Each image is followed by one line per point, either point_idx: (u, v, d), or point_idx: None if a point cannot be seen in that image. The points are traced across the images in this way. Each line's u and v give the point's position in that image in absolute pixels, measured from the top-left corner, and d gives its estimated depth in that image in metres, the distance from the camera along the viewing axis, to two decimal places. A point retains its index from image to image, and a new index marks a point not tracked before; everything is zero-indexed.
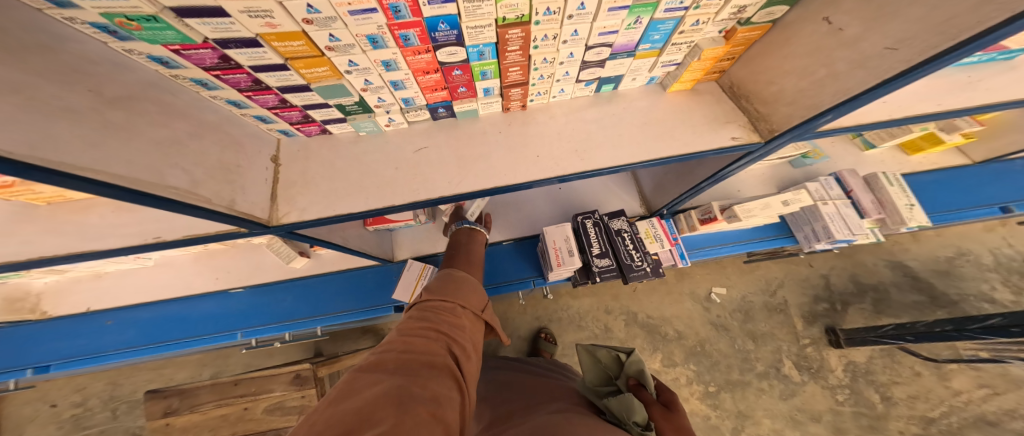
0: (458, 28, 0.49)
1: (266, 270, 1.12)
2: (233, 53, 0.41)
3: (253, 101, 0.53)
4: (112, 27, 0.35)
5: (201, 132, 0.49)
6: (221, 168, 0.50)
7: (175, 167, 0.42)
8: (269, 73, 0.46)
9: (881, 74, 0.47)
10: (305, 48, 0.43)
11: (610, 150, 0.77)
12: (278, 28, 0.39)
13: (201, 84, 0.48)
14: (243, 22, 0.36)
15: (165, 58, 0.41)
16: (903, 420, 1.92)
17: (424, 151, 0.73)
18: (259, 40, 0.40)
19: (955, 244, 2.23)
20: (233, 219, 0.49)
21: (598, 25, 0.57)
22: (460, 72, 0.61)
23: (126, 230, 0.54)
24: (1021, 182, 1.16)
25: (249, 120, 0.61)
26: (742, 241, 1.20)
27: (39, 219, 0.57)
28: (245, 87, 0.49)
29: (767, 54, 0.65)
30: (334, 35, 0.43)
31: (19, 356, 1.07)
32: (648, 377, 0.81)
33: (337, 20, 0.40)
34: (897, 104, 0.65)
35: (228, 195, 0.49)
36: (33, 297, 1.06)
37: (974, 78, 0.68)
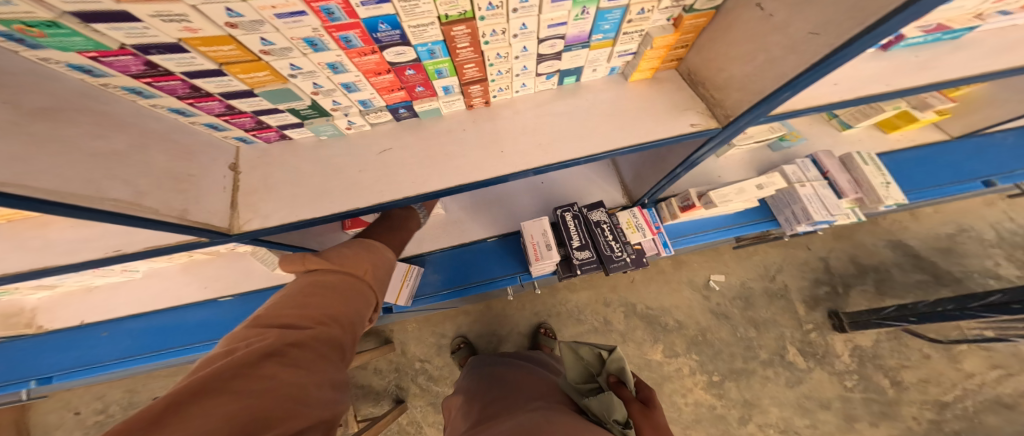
0: (399, 28, 0.49)
1: (252, 277, 1.15)
2: (158, 59, 0.42)
3: (196, 108, 0.55)
4: (17, 36, 0.35)
5: (142, 141, 0.51)
6: (169, 177, 0.53)
7: (115, 180, 0.44)
8: (205, 79, 0.48)
9: (809, 59, 0.47)
10: (237, 52, 0.43)
11: (575, 142, 0.77)
12: (200, 32, 0.38)
13: (134, 91, 0.49)
14: (157, 27, 0.35)
15: (87, 66, 0.42)
16: (916, 405, 1.88)
17: (389, 152, 0.75)
18: (182, 45, 0.40)
19: (954, 220, 2.16)
20: (184, 228, 0.52)
21: (546, 17, 0.57)
22: (414, 72, 0.62)
23: (96, 244, 0.58)
24: (995, 158, 1.16)
25: (200, 128, 0.63)
26: (725, 227, 1.18)
27: (17, 236, 0.60)
28: (183, 94, 0.50)
29: (715, 40, 0.65)
30: (267, 39, 0.42)
31: (22, 368, 1.12)
32: (628, 375, 0.81)
33: (265, 23, 0.39)
34: (847, 87, 0.64)
35: (178, 205, 0.52)
36: (28, 312, 1.13)
37: (923, 58, 0.69)
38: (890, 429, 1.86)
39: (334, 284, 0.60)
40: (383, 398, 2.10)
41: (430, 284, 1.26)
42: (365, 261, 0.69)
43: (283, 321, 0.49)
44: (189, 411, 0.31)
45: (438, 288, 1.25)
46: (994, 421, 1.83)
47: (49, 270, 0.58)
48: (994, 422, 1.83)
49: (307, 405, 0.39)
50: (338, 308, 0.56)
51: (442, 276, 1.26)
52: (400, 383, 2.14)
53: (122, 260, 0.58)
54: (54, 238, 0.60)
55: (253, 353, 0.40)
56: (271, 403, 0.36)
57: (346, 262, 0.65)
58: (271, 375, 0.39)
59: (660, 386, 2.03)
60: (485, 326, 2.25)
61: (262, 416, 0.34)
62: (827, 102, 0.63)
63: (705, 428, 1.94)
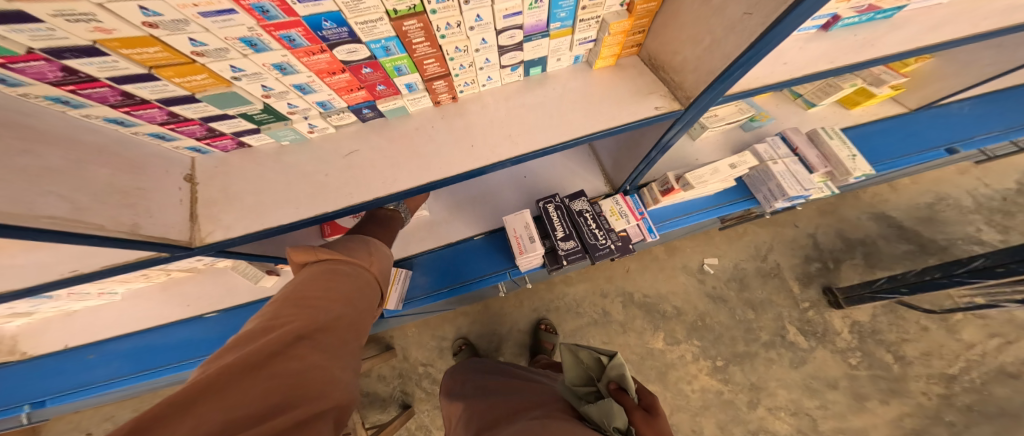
0: (346, 25, 0.49)
1: (236, 292, 1.15)
2: (77, 64, 0.39)
3: (135, 116, 0.52)
4: None
5: (78, 155, 0.47)
6: (115, 191, 0.50)
7: (52, 196, 0.41)
8: (136, 85, 0.46)
9: (750, 36, 0.52)
10: (165, 54, 0.42)
11: (546, 132, 0.77)
12: (116, 33, 0.37)
13: (61, 102, 0.46)
14: (64, 28, 0.34)
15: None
16: (923, 380, 1.87)
17: (355, 154, 0.75)
18: (99, 47, 0.38)
19: (931, 190, 2.22)
20: (136, 244, 0.49)
21: (499, 8, 0.57)
22: (371, 70, 0.62)
23: (50, 267, 0.56)
24: (904, 137, 1.37)
25: (147, 139, 0.61)
26: (706, 208, 1.25)
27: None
28: (115, 101, 0.48)
29: (668, 24, 0.69)
30: (196, 39, 0.42)
31: (13, 394, 1.12)
32: (629, 381, 0.79)
33: (189, 23, 0.39)
34: (796, 64, 0.76)
35: (128, 220, 0.50)
36: (9, 339, 1.13)
37: (862, 37, 0.80)
38: (901, 406, 1.84)
39: (351, 274, 0.68)
40: (389, 404, 2.10)
41: (420, 286, 1.25)
42: (365, 254, 0.76)
43: (296, 307, 0.54)
44: (230, 390, 0.37)
45: (429, 290, 1.24)
46: (1003, 392, 1.81)
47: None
48: (1003, 393, 1.81)
49: (331, 384, 0.46)
50: (355, 296, 0.64)
51: (431, 277, 1.26)
52: (405, 388, 2.14)
53: (81, 281, 0.57)
54: None
55: (287, 335, 0.48)
56: (300, 383, 0.43)
57: (348, 250, 0.73)
58: (303, 355, 0.47)
59: (665, 374, 2.02)
60: (484, 326, 2.25)
61: (294, 393, 0.41)
62: (781, 79, 0.74)
63: (714, 415, 1.92)
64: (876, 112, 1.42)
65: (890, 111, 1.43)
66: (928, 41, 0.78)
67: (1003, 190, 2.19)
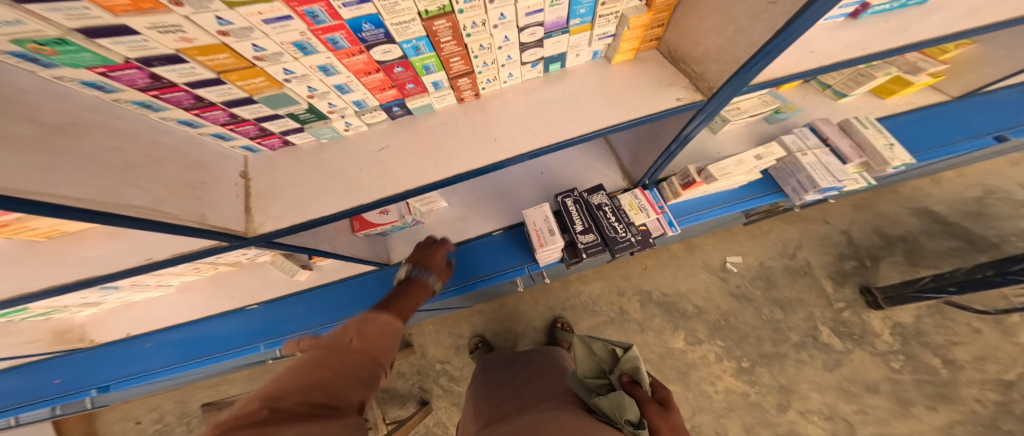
0: (383, 27, 0.53)
1: (275, 286, 1.23)
2: (161, 70, 0.44)
3: (202, 118, 0.58)
4: (30, 55, 0.37)
5: (157, 155, 0.53)
6: (185, 185, 0.55)
7: (136, 188, 0.46)
8: (207, 89, 0.51)
9: (774, 26, 0.52)
10: (232, 60, 0.47)
11: (569, 123, 0.79)
12: (195, 41, 0.42)
13: (144, 105, 0.52)
14: (155, 39, 0.39)
15: (98, 82, 0.44)
16: (976, 386, 1.89)
17: (386, 149, 0.79)
18: (180, 55, 0.43)
19: (981, 183, 2.29)
20: (205, 232, 0.54)
21: (522, 6, 0.60)
22: (402, 69, 0.66)
23: (118, 254, 0.61)
24: (940, 125, 1.28)
25: (209, 139, 0.67)
26: (731, 202, 1.23)
27: (49, 253, 0.62)
28: (189, 105, 0.53)
29: (687, 16, 0.70)
30: (258, 45, 0.46)
31: (81, 379, 1.22)
32: (642, 375, 0.81)
33: (254, 30, 0.43)
34: (824, 52, 0.74)
35: (197, 211, 0.54)
36: (78, 328, 1.22)
37: (894, 23, 0.77)
38: (951, 412, 1.85)
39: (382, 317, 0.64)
40: (408, 400, 2.15)
41: None
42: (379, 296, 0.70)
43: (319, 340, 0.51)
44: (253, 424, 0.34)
45: (449, 284, 1.28)
46: None
47: (69, 285, 0.60)
48: None
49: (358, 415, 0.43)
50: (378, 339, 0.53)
51: (452, 272, 1.30)
52: (424, 385, 2.19)
53: (154, 267, 0.61)
54: (87, 254, 0.62)
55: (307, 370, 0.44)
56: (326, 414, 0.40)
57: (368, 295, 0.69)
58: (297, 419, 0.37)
59: (687, 375, 2.01)
60: (500, 324, 2.27)
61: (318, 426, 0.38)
62: (807, 68, 0.72)
63: (739, 417, 1.91)
64: (914, 101, 1.34)
65: (931, 99, 1.34)
66: (968, 25, 0.75)
67: None
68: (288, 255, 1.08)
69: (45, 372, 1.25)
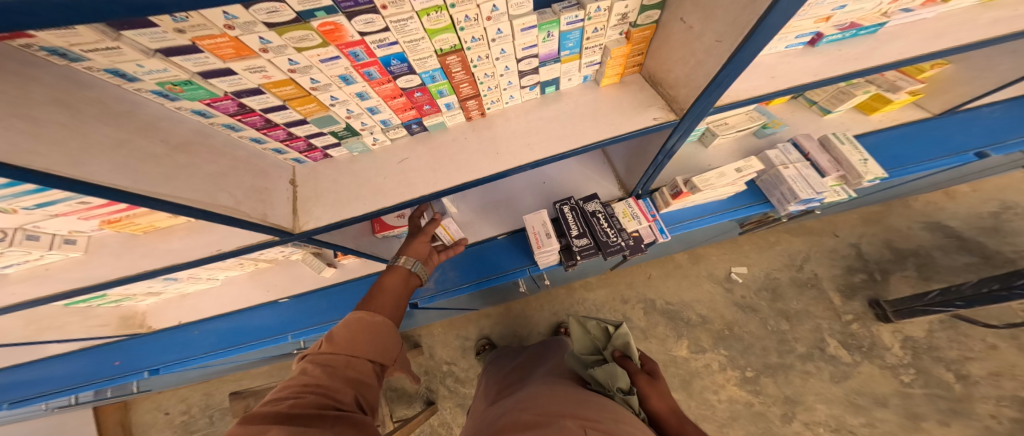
0: (407, 62, 0.66)
1: (303, 282, 1.38)
2: (246, 100, 0.60)
3: (268, 136, 0.73)
4: (166, 92, 0.53)
5: (236, 166, 0.69)
6: (254, 191, 0.70)
7: (222, 192, 0.61)
8: (276, 113, 0.66)
9: (722, 58, 0.63)
10: (295, 91, 0.62)
11: (563, 139, 0.91)
12: (273, 78, 0.56)
13: (230, 127, 0.67)
14: (247, 77, 0.54)
15: (204, 110, 0.60)
16: (992, 403, 1.87)
17: (406, 161, 0.92)
18: (261, 88, 0.58)
19: (998, 198, 2.32)
20: (267, 228, 0.68)
21: (519, 43, 0.74)
22: (421, 94, 0.79)
23: (195, 246, 0.76)
24: (924, 142, 1.35)
25: (270, 153, 0.82)
26: (720, 211, 1.31)
27: (143, 244, 0.78)
28: (260, 126, 0.69)
29: (662, 47, 0.82)
30: (314, 79, 0.60)
31: (139, 361, 1.39)
32: (631, 349, 0.98)
33: (312, 67, 0.57)
34: (782, 77, 0.85)
35: (261, 211, 0.69)
36: (139, 315, 1.41)
37: (846, 51, 0.88)
38: (965, 428, 1.83)
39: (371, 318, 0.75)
40: (415, 400, 2.24)
41: (450, 280, 1.42)
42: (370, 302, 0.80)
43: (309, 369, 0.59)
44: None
45: (458, 283, 1.40)
46: None
47: (155, 270, 0.74)
48: None
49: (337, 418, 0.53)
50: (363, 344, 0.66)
51: (460, 272, 1.41)
52: (431, 386, 2.27)
53: (221, 257, 0.75)
54: (168, 246, 0.77)
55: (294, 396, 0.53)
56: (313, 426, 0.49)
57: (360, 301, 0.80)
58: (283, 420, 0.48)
59: (690, 383, 2.04)
60: (507, 327, 2.36)
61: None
62: (770, 90, 0.82)
63: (742, 426, 1.92)
64: (898, 118, 1.41)
65: (913, 116, 1.41)
66: (919, 52, 0.84)
67: None
68: (316, 254, 1.25)
69: (106, 355, 1.42)
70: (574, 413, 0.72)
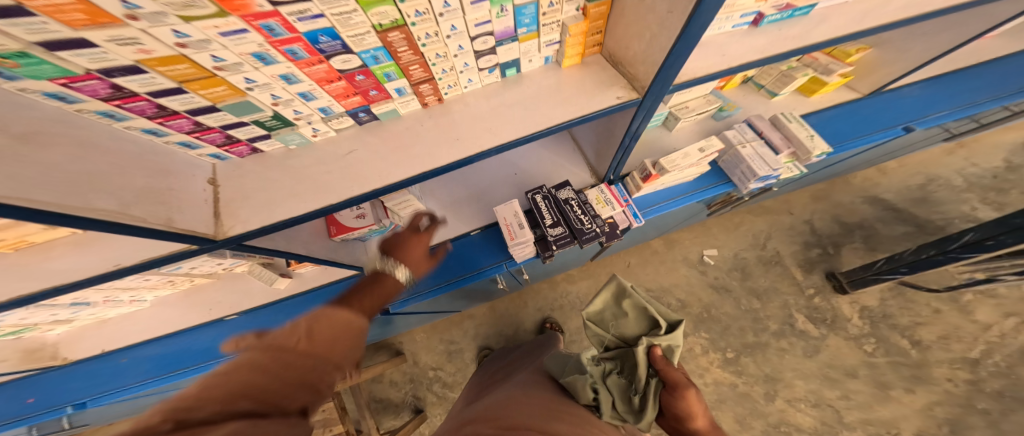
0: (339, 38, 0.60)
1: (250, 297, 1.27)
2: (122, 81, 0.49)
3: (167, 127, 0.62)
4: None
5: (123, 164, 0.57)
6: (150, 191, 0.59)
7: (101, 193, 0.50)
8: (168, 97, 0.55)
9: (676, 30, 0.60)
10: (192, 70, 0.52)
11: (523, 123, 0.86)
12: (154, 53, 0.47)
13: (107, 115, 0.55)
14: (115, 50, 0.44)
15: (60, 93, 0.48)
16: (946, 366, 2.00)
17: (354, 153, 0.85)
18: (140, 66, 0.48)
19: (922, 172, 2.56)
20: (172, 235, 0.59)
21: (470, 18, 0.68)
22: (363, 77, 0.73)
23: (92, 261, 0.65)
24: (858, 115, 1.40)
25: (176, 147, 0.70)
26: (689, 193, 1.32)
27: (23, 264, 0.65)
28: (151, 113, 0.58)
29: (619, 23, 0.78)
30: (217, 56, 0.52)
31: (54, 397, 1.21)
32: (674, 354, 0.83)
33: (211, 42, 0.49)
34: (734, 56, 0.83)
35: (163, 214, 0.59)
36: (50, 346, 1.18)
37: (787, 31, 0.85)
38: (929, 394, 1.94)
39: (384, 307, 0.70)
40: (403, 409, 2.14)
41: (422, 282, 1.33)
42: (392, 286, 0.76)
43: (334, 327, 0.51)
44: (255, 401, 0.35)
45: (431, 285, 1.34)
46: None
47: (38, 295, 0.62)
48: None
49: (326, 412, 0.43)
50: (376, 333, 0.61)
51: (431, 273, 1.34)
52: (416, 393, 2.18)
53: (121, 274, 0.65)
54: (57, 262, 0.65)
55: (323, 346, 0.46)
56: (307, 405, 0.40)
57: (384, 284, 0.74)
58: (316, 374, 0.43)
59: None
60: (491, 328, 2.30)
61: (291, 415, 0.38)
62: (723, 67, 0.81)
63: (731, 408, 1.96)
64: (842, 97, 1.45)
65: (848, 96, 1.45)
66: (864, 28, 0.86)
67: (991, 169, 2.54)
68: (263, 264, 1.19)
69: (19, 392, 1.24)
70: (537, 426, 0.64)
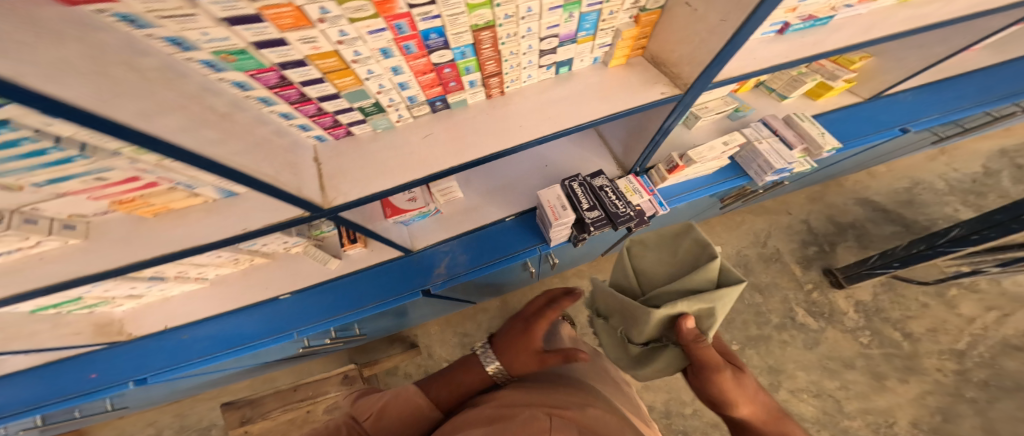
0: (444, 36, 0.72)
1: (303, 278, 1.37)
2: (289, 71, 0.64)
3: (298, 111, 0.76)
4: (215, 62, 0.54)
5: (269, 140, 0.74)
6: (287, 164, 0.77)
7: (260, 162, 0.67)
8: (312, 86, 0.70)
9: (726, 35, 0.74)
10: (337, 63, 0.67)
11: (577, 114, 0.99)
12: (319, 49, 0.62)
13: (264, 101, 0.69)
14: (297, 48, 0.59)
15: (244, 83, 0.61)
16: (935, 356, 2.15)
17: (430, 136, 0.97)
18: (306, 60, 0.63)
19: (908, 176, 2.77)
20: (304, 200, 0.73)
21: (544, 21, 0.80)
22: (450, 69, 0.85)
23: (226, 226, 0.76)
24: (857, 118, 1.56)
25: (294, 129, 0.83)
26: (708, 185, 1.46)
27: (163, 227, 0.76)
28: (294, 100, 0.72)
29: (666, 29, 0.92)
30: (357, 51, 0.66)
31: (118, 373, 1.28)
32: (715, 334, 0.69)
33: (359, 39, 0.63)
34: (760, 60, 0.97)
35: (295, 182, 0.75)
36: (117, 322, 1.28)
37: (809, 38, 1.00)
38: (920, 384, 2.08)
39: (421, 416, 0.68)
40: None
41: (460, 264, 1.43)
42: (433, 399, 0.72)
43: None
44: None
45: (469, 266, 1.43)
46: (1012, 365, 2.11)
47: (180, 253, 0.72)
48: (1012, 366, 2.10)
49: None
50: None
51: (470, 256, 1.44)
52: None
53: (246, 238, 0.77)
54: (194, 226, 0.77)
55: None
56: None
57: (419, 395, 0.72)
58: None
59: None
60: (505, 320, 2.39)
61: None
62: (752, 69, 0.95)
63: None
64: (840, 102, 1.60)
65: (849, 100, 1.61)
66: (868, 39, 1.01)
67: (970, 174, 2.75)
68: (316, 245, 1.30)
69: (77, 370, 1.29)
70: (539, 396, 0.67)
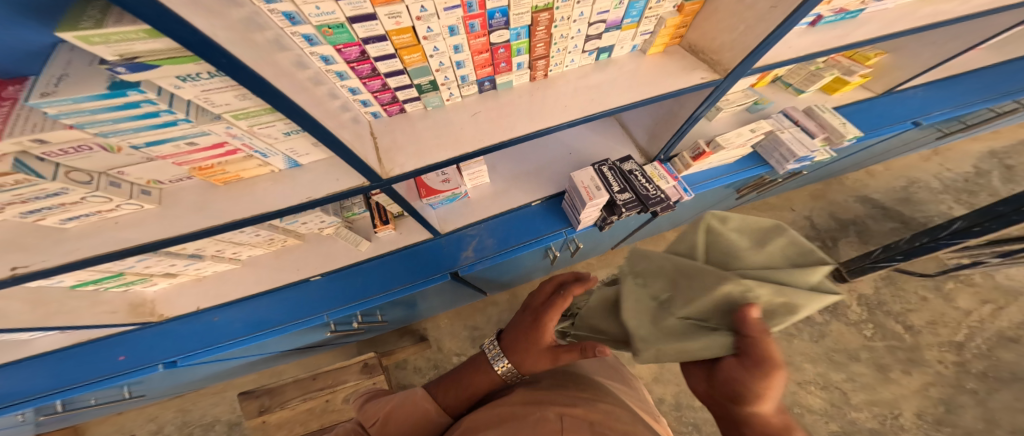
0: (507, 15, 0.76)
1: (336, 260, 1.39)
2: (369, 47, 0.67)
3: (366, 86, 0.79)
4: (314, 36, 0.59)
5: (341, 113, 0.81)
6: (358, 136, 0.84)
7: (341, 130, 0.75)
8: (384, 61, 0.73)
9: (778, 19, 0.79)
10: (408, 39, 0.70)
11: (618, 97, 1.04)
12: (399, 24, 0.65)
13: (339, 75, 0.72)
14: (383, 22, 0.62)
15: (329, 56, 0.66)
16: (935, 348, 2.23)
17: (477, 114, 1.00)
18: (386, 35, 0.66)
19: (904, 175, 2.88)
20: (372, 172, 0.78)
21: (596, 7, 0.84)
22: (503, 51, 0.88)
23: (293, 192, 0.79)
24: (868, 113, 1.63)
25: (355, 105, 0.86)
26: (730, 173, 1.52)
27: (232, 194, 0.79)
28: (365, 75, 0.75)
29: (707, 18, 0.97)
30: (430, 28, 0.69)
31: (149, 355, 1.27)
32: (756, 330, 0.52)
33: (435, 15, 0.66)
34: (793, 50, 1.03)
35: (366, 152, 0.82)
36: (149, 303, 1.27)
37: (839, 31, 1.07)
38: (923, 375, 2.15)
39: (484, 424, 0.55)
40: None
41: (487, 247, 1.46)
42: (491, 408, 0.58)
43: None
44: None
45: (496, 250, 1.45)
46: (1008, 356, 2.19)
47: (251, 217, 0.75)
48: (1009, 357, 2.18)
49: None
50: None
51: (497, 240, 1.46)
52: None
53: (313, 204, 0.79)
54: (262, 192, 0.80)
55: None
56: None
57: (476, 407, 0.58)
58: None
59: None
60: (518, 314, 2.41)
61: None
62: (786, 58, 1.01)
63: None
64: (851, 97, 1.69)
65: (860, 96, 1.69)
66: (890, 33, 1.08)
67: (962, 173, 2.88)
68: (349, 227, 1.30)
69: (108, 351, 1.28)
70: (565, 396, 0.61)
